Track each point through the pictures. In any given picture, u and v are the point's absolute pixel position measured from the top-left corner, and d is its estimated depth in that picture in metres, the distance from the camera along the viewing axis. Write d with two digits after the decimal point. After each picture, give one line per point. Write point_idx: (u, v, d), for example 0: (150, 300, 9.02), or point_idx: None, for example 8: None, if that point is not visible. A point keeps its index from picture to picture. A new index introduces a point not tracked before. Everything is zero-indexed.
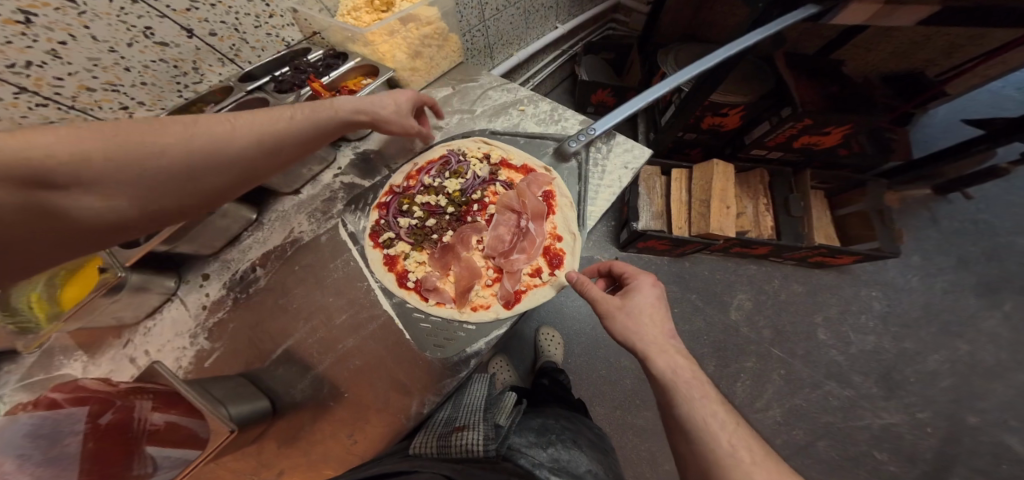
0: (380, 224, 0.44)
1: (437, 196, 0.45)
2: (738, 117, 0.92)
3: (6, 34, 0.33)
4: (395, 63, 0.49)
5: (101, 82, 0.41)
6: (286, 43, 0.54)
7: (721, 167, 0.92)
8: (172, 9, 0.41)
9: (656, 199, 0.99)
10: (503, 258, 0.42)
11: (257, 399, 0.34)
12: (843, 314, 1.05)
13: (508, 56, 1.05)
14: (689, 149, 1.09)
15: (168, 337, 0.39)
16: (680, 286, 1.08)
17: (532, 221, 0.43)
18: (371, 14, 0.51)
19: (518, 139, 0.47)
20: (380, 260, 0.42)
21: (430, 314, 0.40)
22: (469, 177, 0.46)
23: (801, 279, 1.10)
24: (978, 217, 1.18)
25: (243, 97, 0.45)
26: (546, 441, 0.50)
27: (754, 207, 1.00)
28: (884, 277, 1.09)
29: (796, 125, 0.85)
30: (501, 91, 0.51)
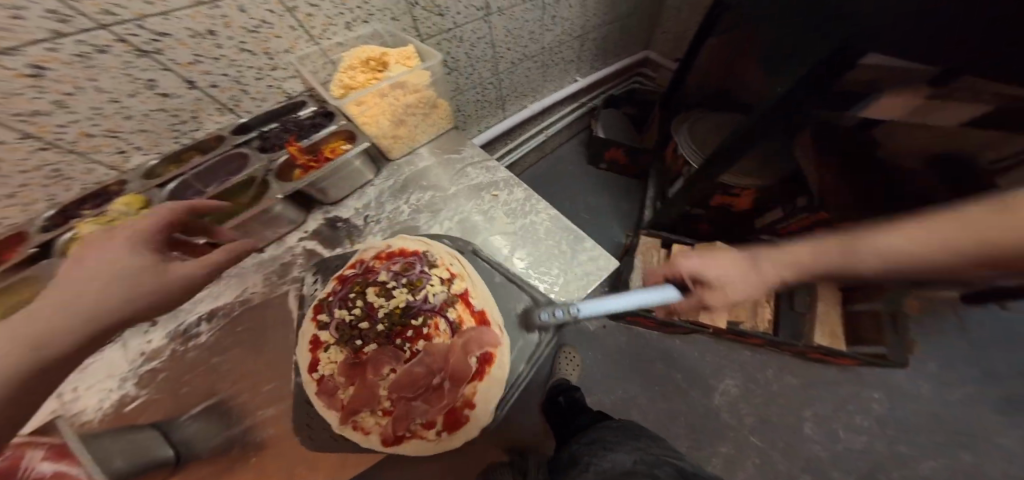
0: (328, 299, 0.46)
1: (385, 300, 0.45)
2: (749, 200, 0.88)
3: (20, 87, 0.35)
4: (376, 128, 0.50)
5: (101, 129, 0.43)
6: (287, 94, 0.55)
7: (724, 250, 0.96)
8: (177, 63, 0.42)
9: (651, 274, 1.02)
10: (405, 401, 0.42)
11: (160, 450, 0.35)
12: (835, 410, 0.99)
13: (523, 107, 1.14)
14: (697, 223, 1.05)
15: (100, 377, 0.40)
16: (665, 364, 1.07)
17: (450, 380, 0.43)
18: (365, 73, 0.51)
19: (495, 275, 0.46)
20: (308, 337, 0.44)
21: (319, 414, 0.40)
22: (419, 297, 0.46)
23: (797, 372, 1.05)
24: None
25: (227, 151, 0.48)
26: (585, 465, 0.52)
27: (755, 296, 0.97)
28: (891, 380, 1.02)
29: (810, 217, 0.81)
30: (480, 171, 0.53)
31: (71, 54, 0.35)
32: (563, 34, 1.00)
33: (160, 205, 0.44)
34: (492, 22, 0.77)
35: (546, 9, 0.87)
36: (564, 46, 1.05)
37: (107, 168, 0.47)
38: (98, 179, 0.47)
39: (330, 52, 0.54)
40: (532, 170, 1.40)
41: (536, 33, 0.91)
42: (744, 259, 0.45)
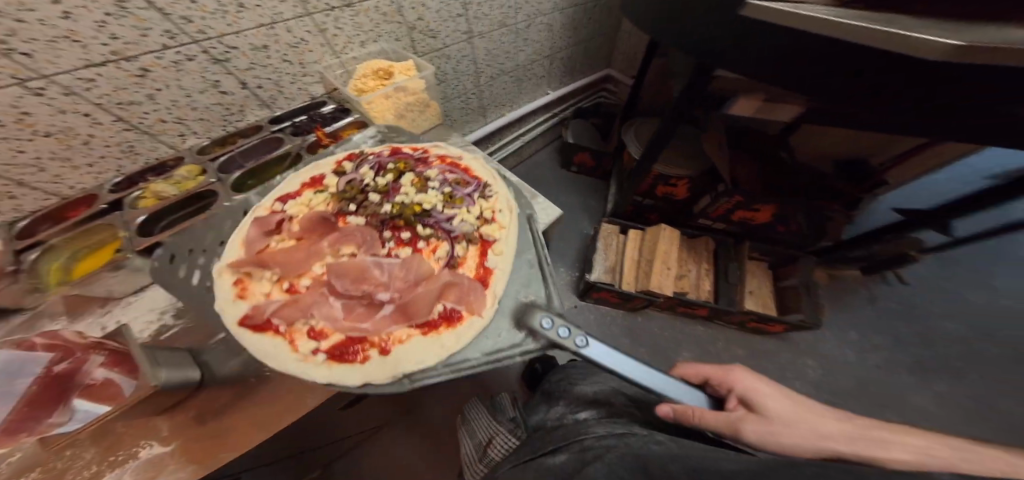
0: (358, 161, 0.62)
1: (415, 191, 0.59)
2: (685, 188, 1.11)
3: (129, 82, 0.49)
4: (382, 120, 0.67)
5: (173, 117, 0.56)
6: (311, 96, 0.70)
7: (667, 231, 1.16)
8: (237, 69, 0.57)
9: (610, 255, 1.21)
10: (327, 295, 0.49)
11: (190, 368, 0.42)
12: (779, 380, 1.22)
13: (501, 115, 1.32)
14: (648, 213, 1.27)
15: (142, 310, 0.49)
16: (631, 339, 1.30)
17: (392, 310, 0.48)
18: (375, 80, 0.67)
19: (530, 268, 0.49)
20: (309, 175, 0.60)
21: (235, 239, 0.52)
22: (440, 213, 0.58)
23: (743, 344, 1.29)
24: (913, 300, 1.35)
25: (266, 135, 0.63)
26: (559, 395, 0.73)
27: (697, 270, 1.18)
28: (820, 349, 1.26)
29: (730, 200, 1.02)
30: (462, 152, 0.70)
31: (169, 61, 0.50)
32: (534, 54, 1.20)
33: (215, 172, 0.58)
34: (474, 43, 0.96)
35: (518, 33, 1.07)
36: (535, 64, 1.25)
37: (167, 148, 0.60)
38: (159, 155, 0.59)
39: (348, 64, 0.70)
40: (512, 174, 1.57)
41: (511, 53, 1.11)
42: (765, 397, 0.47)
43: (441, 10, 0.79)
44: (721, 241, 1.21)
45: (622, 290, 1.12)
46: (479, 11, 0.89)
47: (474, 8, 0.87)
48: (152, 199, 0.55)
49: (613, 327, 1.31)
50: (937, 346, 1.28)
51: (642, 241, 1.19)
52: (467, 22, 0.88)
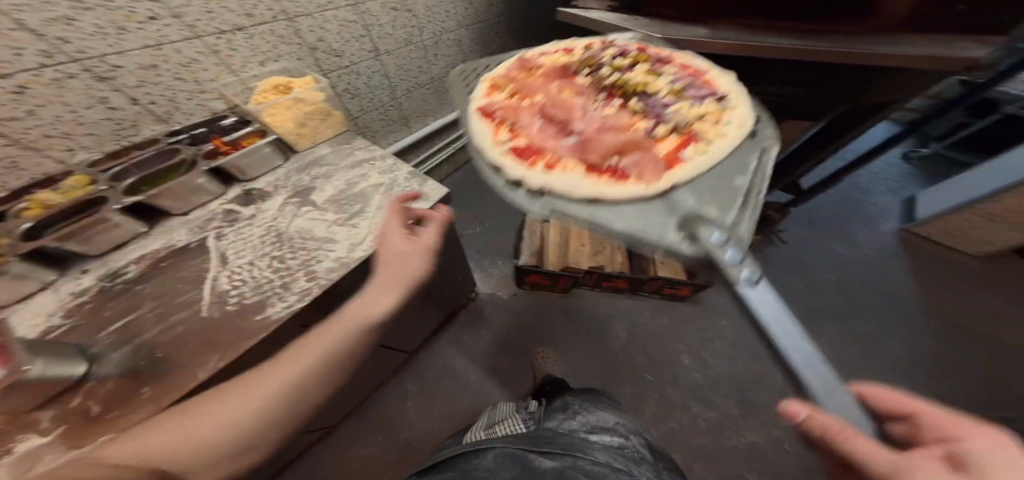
0: (611, 47, 0.76)
1: (651, 75, 0.71)
2: None
3: (6, 100, 0.52)
4: (281, 129, 0.75)
5: (58, 132, 0.59)
6: (212, 111, 0.76)
7: None
8: (126, 86, 0.62)
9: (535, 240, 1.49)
10: (539, 112, 0.68)
11: (76, 363, 0.50)
12: (701, 343, 1.41)
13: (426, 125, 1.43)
14: None
15: (34, 314, 0.57)
16: (569, 318, 1.52)
17: (573, 141, 0.61)
18: (275, 93, 0.76)
19: (729, 183, 0.48)
20: (563, 49, 0.82)
21: (488, 69, 0.78)
22: (655, 99, 0.68)
23: (666, 312, 1.49)
24: (799, 256, 1.60)
25: (161, 147, 0.69)
26: (575, 416, 0.76)
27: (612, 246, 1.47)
28: (730, 309, 1.47)
29: None
30: (364, 150, 0.82)
31: (50, 78, 0.54)
32: (448, 67, 1.33)
33: (105, 181, 0.62)
34: (383, 60, 1.06)
35: (427, 49, 1.18)
36: (452, 77, 1.39)
37: (55, 161, 0.62)
38: (48, 170, 0.62)
39: (248, 81, 0.76)
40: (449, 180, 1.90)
41: (424, 68, 1.23)
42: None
43: (342, 32, 0.89)
44: None
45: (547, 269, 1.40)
46: (382, 32, 0.99)
47: (376, 29, 0.97)
48: (38, 207, 0.58)
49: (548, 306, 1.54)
50: (823, 295, 1.48)
51: (561, 229, 1.48)
52: (371, 41, 0.98)
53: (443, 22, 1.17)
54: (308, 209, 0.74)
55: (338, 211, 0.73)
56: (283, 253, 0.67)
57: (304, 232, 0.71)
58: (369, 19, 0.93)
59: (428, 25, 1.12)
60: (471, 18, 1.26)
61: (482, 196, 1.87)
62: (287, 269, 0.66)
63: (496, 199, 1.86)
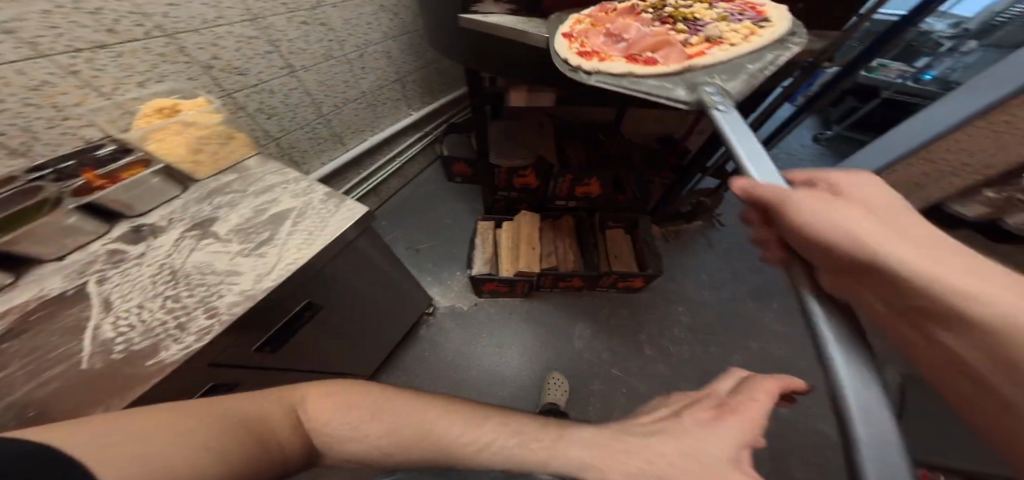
0: None
1: (703, 10, 0.85)
2: (533, 176, 1.49)
3: None
4: (171, 154, 0.73)
5: None
6: (84, 139, 0.70)
7: (528, 216, 1.51)
8: None
9: (487, 248, 1.51)
10: (595, 25, 0.82)
11: None
12: (661, 331, 1.46)
13: (364, 140, 1.38)
14: (518, 204, 1.64)
15: None
16: (531, 321, 1.55)
17: (622, 43, 0.75)
18: (158, 117, 0.72)
19: (743, 70, 0.63)
20: None
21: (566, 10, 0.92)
22: (697, 21, 0.81)
23: (625, 304, 1.54)
24: (739, 237, 1.71)
25: (17, 187, 0.60)
26: None
27: (563, 245, 1.51)
28: (683, 295, 1.54)
29: (565, 178, 1.45)
30: (274, 172, 0.79)
31: None
32: (380, 80, 1.30)
33: None
34: (301, 77, 1.01)
35: (352, 63, 1.15)
36: (386, 89, 1.36)
37: None
38: None
39: (125, 105, 0.71)
40: (398, 194, 1.87)
41: (350, 82, 1.18)
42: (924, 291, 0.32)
43: (242, 49, 0.84)
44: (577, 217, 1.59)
45: (501, 276, 1.42)
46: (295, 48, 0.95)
47: (286, 44, 0.92)
48: None
49: (511, 312, 1.56)
50: (763, 270, 1.59)
51: (512, 234, 1.51)
52: (282, 58, 0.93)
53: (365, 35, 1.13)
54: (210, 240, 0.70)
55: (245, 241, 0.69)
56: (179, 290, 0.62)
57: (204, 265, 0.66)
58: (275, 34, 0.89)
59: (348, 38, 1.08)
60: (395, 30, 1.24)
61: (434, 208, 1.84)
62: (183, 308, 0.60)
63: (449, 209, 1.84)
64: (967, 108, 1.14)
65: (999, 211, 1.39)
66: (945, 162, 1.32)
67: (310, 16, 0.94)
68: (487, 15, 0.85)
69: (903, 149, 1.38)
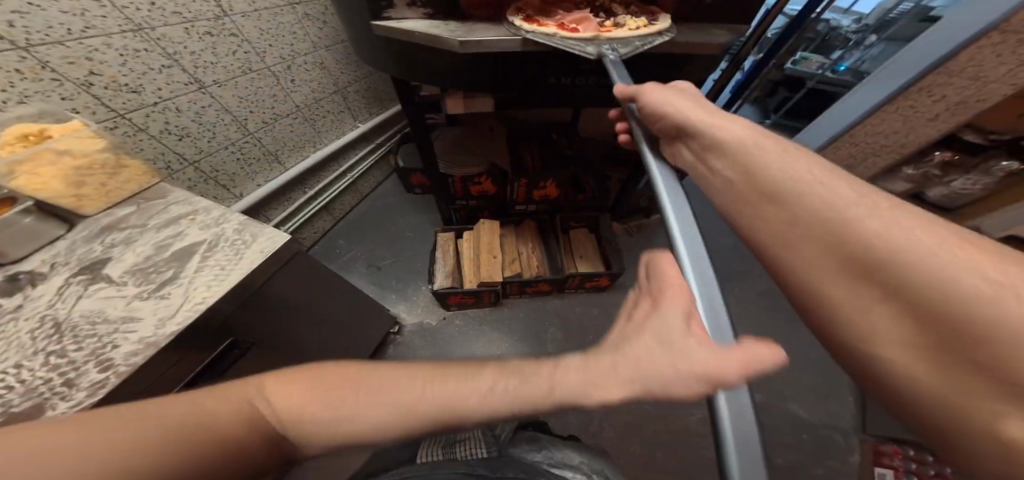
0: None
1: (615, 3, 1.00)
2: (488, 183, 1.46)
3: None
4: (40, 192, 0.65)
5: None
6: None
7: (488, 225, 1.49)
8: None
9: (449, 259, 1.47)
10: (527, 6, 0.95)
11: None
12: None
13: (306, 157, 1.49)
14: (479, 212, 1.61)
15: None
16: (503, 329, 1.51)
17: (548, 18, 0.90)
18: (24, 144, 0.67)
19: (634, 42, 0.82)
20: None
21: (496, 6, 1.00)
22: (610, 9, 0.96)
23: (594, 303, 1.54)
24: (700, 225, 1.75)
25: None
26: (540, 447, 0.77)
27: (526, 250, 1.50)
28: None
29: (521, 183, 1.42)
30: (180, 205, 0.79)
31: None
32: (309, 94, 1.39)
33: None
34: (210, 91, 1.06)
35: (275, 76, 1.23)
36: (321, 102, 1.47)
37: None
38: None
39: None
40: (355, 211, 1.78)
41: (278, 96, 1.27)
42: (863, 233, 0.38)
43: (134, 63, 0.88)
44: (539, 221, 1.59)
45: (465, 288, 1.39)
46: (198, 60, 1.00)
47: (188, 57, 0.98)
48: None
49: (481, 324, 1.52)
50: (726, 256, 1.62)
51: (473, 244, 1.48)
52: (185, 70, 0.98)
53: (281, 47, 1.20)
54: (104, 285, 0.63)
55: (144, 281, 0.64)
56: (66, 344, 0.55)
57: (93, 314, 0.59)
58: (174, 46, 0.94)
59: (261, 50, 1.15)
60: (317, 44, 1.32)
61: (394, 222, 1.76)
62: (71, 363, 0.53)
63: (409, 222, 1.77)
64: (883, 91, 1.29)
65: (921, 184, 1.55)
66: (866, 144, 1.47)
67: (214, 27, 1.00)
68: (401, 20, 0.90)
69: (829, 135, 1.53)
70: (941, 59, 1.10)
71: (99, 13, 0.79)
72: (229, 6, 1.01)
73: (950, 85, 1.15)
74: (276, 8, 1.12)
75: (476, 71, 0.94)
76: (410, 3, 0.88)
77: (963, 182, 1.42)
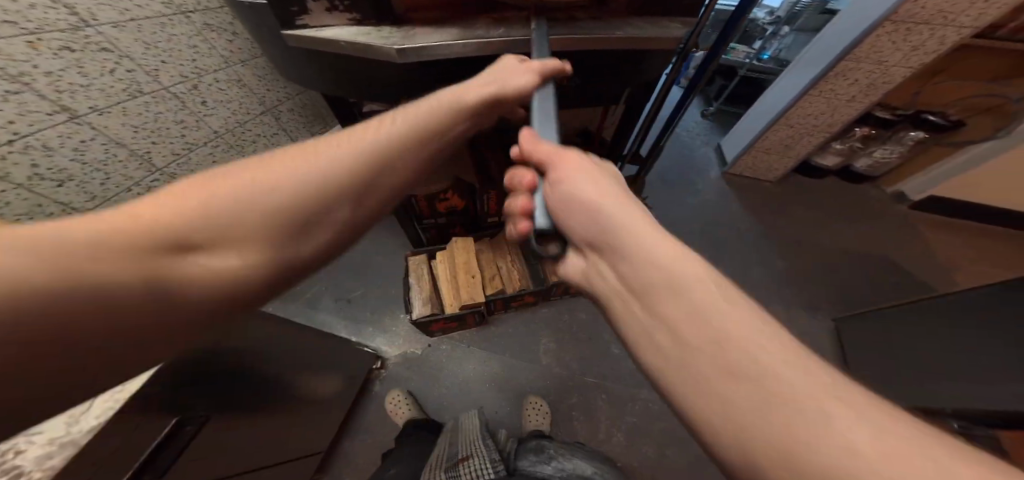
0: None
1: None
2: (457, 198, 1.40)
3: None
4: None
5: None
6: None
7: (461, 242, 1.39)
8: None
9: (424, 284, 1.35)
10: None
11: None
12: None
13: None
14: (450, 229, 1.52)
15: None
16: (494, 348, 1.43)
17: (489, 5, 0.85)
18: None
19: (579, 31, 0.81)
20: None
21: None
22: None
23: (582, 307, 1.52)
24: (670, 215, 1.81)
25: None
26: (546, 456, 1.04)
27: (506, 264, 1.42)
28: None
29: (490, 195, 1.39)
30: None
31: None
32: (228, 116, 1.20)
33: None
34: (87, 121, 0.86)
35: (179, 97, 1.04)
36: (246, 125, 1.28)
37: None
38: None
39: None
40: None
41: (186, 121, 1.08)
42: (723, 334, 0.29)
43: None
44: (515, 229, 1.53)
45: (448, 314, 1.30)
46: (59, 82, 0.79)
47: (43, 79, 0.77)
48: None
49: (469, 347, 1.43)
50: None
51: (448, 264, 1.38)
52: (41, 96, 0.77)
53: (177, 63, 1.02)
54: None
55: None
56: None
57: None
58: (17, 66, 0.73)
59: (149, 67, 0.96)
60: (227, 58, 1.15)
61: (355, 248, 1.60)
62: None
63: (374, 246, 1.61)
64: (803, 79, 1.45)
65: (849, 158, 1.70)
66: (800, 125, 1.57)
67: (72, 40, 0.80)
68: (322, 28, 0.77)
69: (767, 118, 1.64)
70: (851, 45, 1.26)
71: None
72: (90, 13, 0.81)
73: (862, 69, 1.32)
74: (160, 17, 0.95)
75: (423, 82, 0.86)
76: (331, 8, 0.75)
77: (882, 150, 1.61)
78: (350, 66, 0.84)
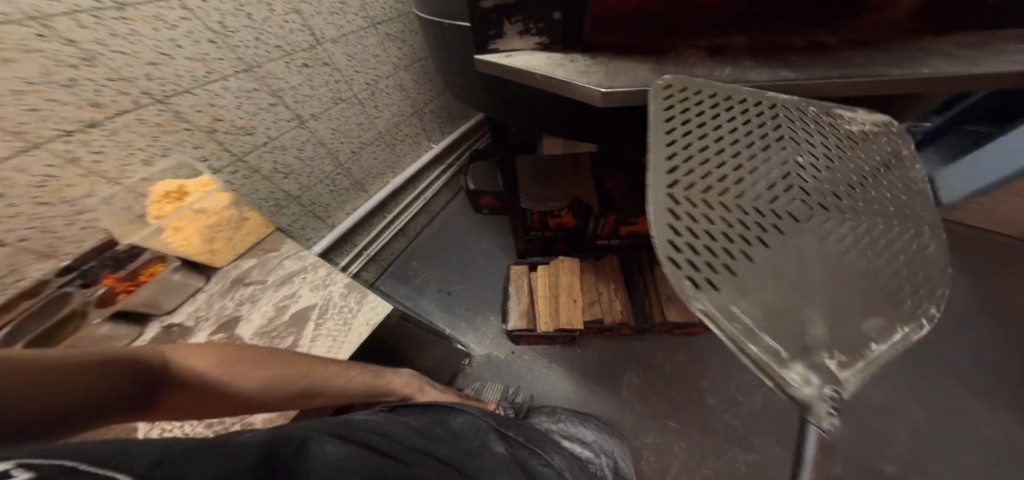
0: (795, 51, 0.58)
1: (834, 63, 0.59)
2: (569, 216, 1.41)
3: None
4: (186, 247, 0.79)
5: None
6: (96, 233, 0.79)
7: (567, 263, 1.44)
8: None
9: (522, 298, 1.43)
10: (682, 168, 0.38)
11: None
12: (718, 379, 1.39)
13: (386, 183, 1.46)
14: (556, 242, 1.55)
15: None
16: (578, 369, 1.45)
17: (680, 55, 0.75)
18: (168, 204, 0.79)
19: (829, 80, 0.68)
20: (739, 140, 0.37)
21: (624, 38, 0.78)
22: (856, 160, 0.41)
23: (679, 348, 1.47)
24: None
25: (53, 296, 0.67)
26: (556, 418, 1.22)
27: (608, 292, 1.42)
28: None
29: (608, 221, 1.37)
30: (293, 261, 0.86)
31: None
32: (393, 115, 1.35)
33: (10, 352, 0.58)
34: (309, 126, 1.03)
35: (363, 101, 1.19)
36: (401, 124, 1.41)
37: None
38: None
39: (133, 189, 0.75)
40: (424, 231, 1.75)
41: (364, 123, 1.23)
42: None
43: (248, 107, 0.86)
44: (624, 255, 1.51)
45: (543, 333, 1.35)
46: (297, 94, 0.96)
47: (288, 91, 0.93)
48: None
49: (554, 363, 1.46)
50: None
51: (549, 281, 1.43)
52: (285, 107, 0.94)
53: (365, 70, 1.14)
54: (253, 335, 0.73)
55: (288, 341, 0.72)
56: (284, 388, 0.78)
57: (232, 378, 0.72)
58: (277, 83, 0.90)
59: (348, 75, 1.09)
60: (396, 63, 1.25)
61: (464, 243, 1.72)
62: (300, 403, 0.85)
63: (476, 245, 1.72)
64: None
65: None
66: None
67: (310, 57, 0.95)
68: (511, 52, 0.80)
69: None
70: None
71: (218, 56, 0.76)
72: (323, 33, 0.96)
73: None
74: (360, 30, 1.06)
75: (584, 115, 0.87)
76: (524, 31, 0.76)
77: None
78: (523, 89, 0.87)
